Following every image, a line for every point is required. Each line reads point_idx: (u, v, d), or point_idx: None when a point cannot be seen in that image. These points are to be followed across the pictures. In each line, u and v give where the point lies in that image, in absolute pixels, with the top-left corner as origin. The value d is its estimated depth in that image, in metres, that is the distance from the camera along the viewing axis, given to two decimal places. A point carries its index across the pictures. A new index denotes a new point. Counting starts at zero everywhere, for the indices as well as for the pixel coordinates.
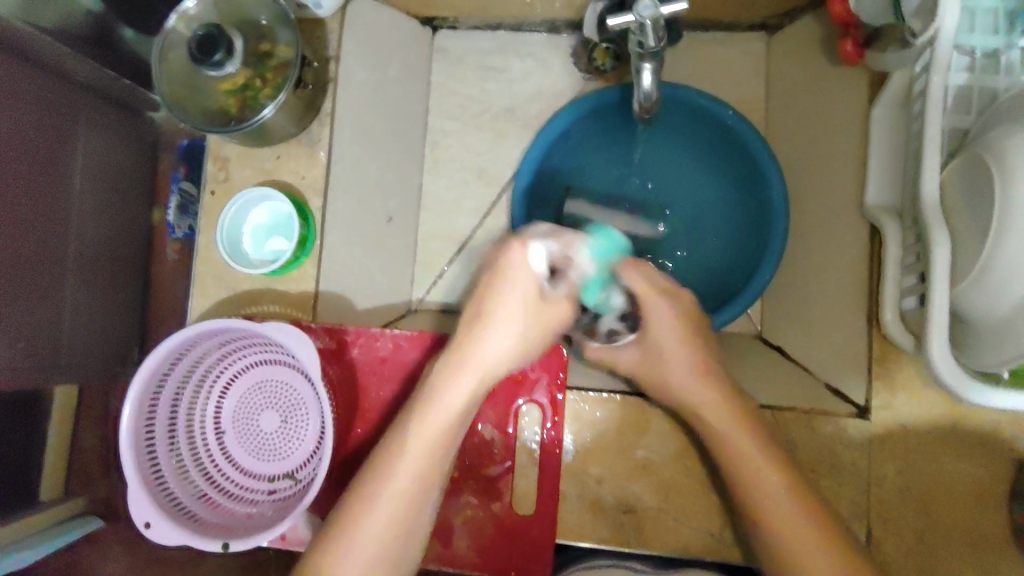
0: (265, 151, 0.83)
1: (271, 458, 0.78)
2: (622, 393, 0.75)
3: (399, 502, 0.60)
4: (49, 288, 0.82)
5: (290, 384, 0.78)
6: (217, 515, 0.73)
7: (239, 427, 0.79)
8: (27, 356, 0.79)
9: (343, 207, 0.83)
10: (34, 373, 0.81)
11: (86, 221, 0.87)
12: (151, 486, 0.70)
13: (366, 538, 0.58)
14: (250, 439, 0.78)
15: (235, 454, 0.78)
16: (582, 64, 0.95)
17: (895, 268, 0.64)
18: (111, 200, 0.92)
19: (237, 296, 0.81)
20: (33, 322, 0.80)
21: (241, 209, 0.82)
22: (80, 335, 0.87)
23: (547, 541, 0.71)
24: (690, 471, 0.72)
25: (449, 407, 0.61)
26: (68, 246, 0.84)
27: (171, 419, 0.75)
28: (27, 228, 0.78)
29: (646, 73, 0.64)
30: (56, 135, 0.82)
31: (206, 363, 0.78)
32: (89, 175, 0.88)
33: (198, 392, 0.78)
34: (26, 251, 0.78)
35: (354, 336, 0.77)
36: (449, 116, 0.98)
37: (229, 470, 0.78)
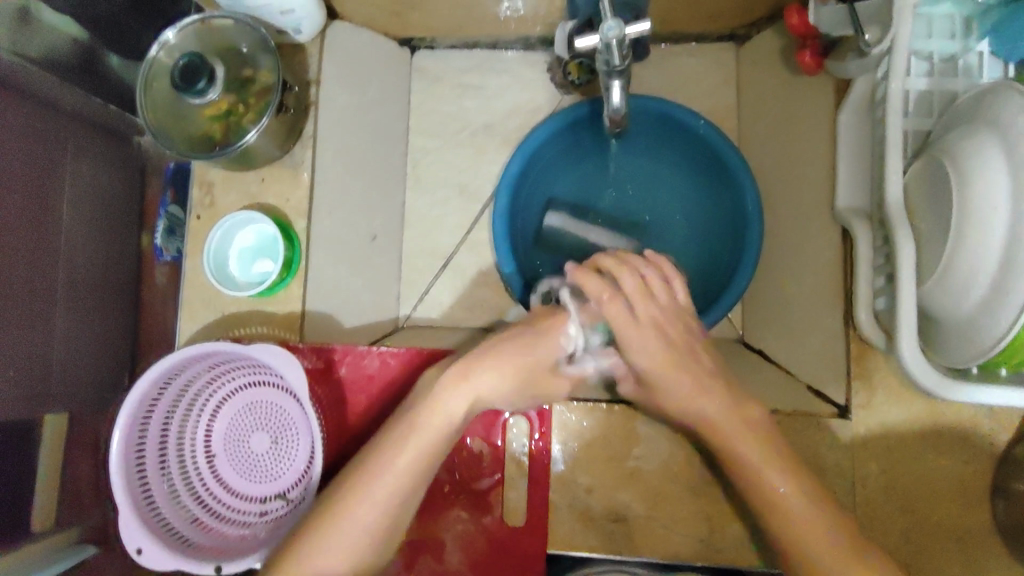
0: (250, 175, 0.84)
1: (262, 480, 0.78)
2: (608, 401, 0.75)
3: (386, 506, 0.63)
4: (38, 316, 0.83)
5: (279, 405, 0.79)
6: (210, 539, 0.74)
7: (230, 450, 0.79)
8: (16, 386, 0.80)
9: (327, 228, 0.84)
10: (27, 399, 0.82)
11: (76, 248, 0.89)
12: (143, 512, 0.71)
13: (348, 531, 0.62)
14: (241, 461, 0.79)
15: (226, 477, 0.78)
16: (558, 78, 0.97)
17: (866, 269, 0.65)
18: (103, 226, 0.94)
19: (224, 319, 0.82)
20: (22, 352, 0.81)
21: (226, 233, 0.83)
22: (71, 361, 0.88)
23: (538, 551, 0.72)
24: (677, 477, 0.72)
25: (443, 417, 0.66)
26: (57, 277, 0.86)
27: (161, 444, 0.76)
28: (14, 257, 0.79)
29: (615, 89, 0.66)
30: (45, 165, 0.84)
31: (195, 387, 0.78)
32: (79, 203, 0.89)
33: (187, 416, 0.78)
34: (14, 280, 0.79)
35: (341, 355, 0.78)
36: (430, 134, 0.99)
37: (221, 493, 0.78)
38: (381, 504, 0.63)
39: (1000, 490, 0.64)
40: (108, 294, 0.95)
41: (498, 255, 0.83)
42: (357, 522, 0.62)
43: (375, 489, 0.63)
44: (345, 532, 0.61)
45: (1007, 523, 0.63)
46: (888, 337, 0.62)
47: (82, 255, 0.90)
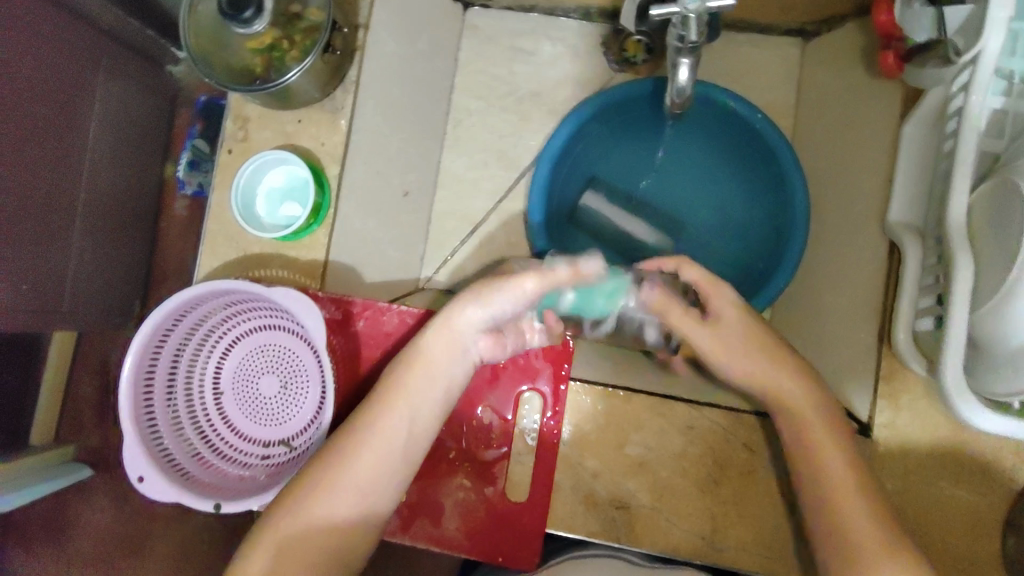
0: (286, 115, 0.82)
1: (268, 423, 0.77)
2: (626, 389, 0.74)
3: (388, 446, 0.63)
4: (58, 232, 0.87)
5: (292, 351, 0.78)
6: (209, 475, 0.73)
7: (238, 390, 0.78)
8: (27, 299, 0.84)
9: (361, 178, 0.83)
10: (36, 311, 0.86)
11: (101, 169, 0.94)
12: (147, 440, 0.70)
13: (358, 469, 0.62)
14: (248, 402, 0.78)
15: (232, 416, 0.77)
16: (610, 54, 0.93)
17: (910, 287, 0.63)
18: (128, 150, 1.00)
19: (245, 258, 0.80)
20: (35, 264, 0.84)
21: (257, 170, 0.82)
22: (87, 282, 0.96)
23: (537, 530, 0.71)
24: (686, 472, 0.71)
25: (428, 368, 0.65)
26: (79, 192, 0.89)
27: (171, 374, 0.75)
28: (37, 171, 0.81)
29: (683, 68, 0.63)
30: (75, 82, 0.84)
31: (208, 323, 0.77)
32: (105, 122, 0.91)
33: (199, 350, 0.77)
34: (36, 195, 0.82)
35: (360, 308, 0.77)
36: (475, 95, 0.96)
37: (225, 431, 0.77)
38: (380, 457, 0.62)
39: (1013, 525, 0.62)
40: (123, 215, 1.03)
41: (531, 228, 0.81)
42: (354, 474, 0.61)
43: (377, 429, 0.63)
44: (348, 482, 0.61)
45: (1016, 558, 0.62)
46: (929, 362, 0.60)
47: (101, 180, 0.94)
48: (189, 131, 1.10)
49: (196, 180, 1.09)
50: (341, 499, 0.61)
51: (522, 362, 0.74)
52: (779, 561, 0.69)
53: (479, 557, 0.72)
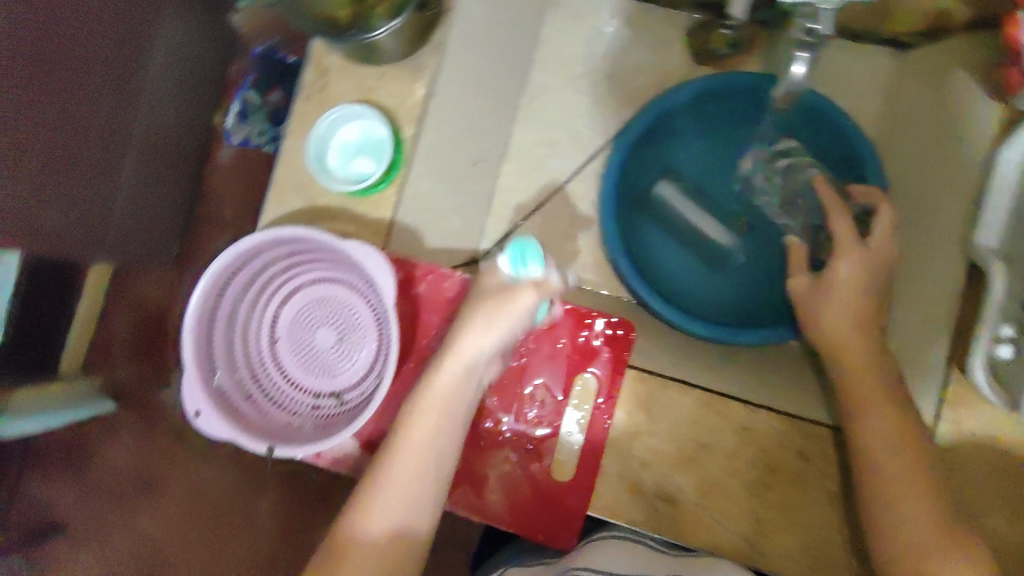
0: (367, 69, 0.82)
1: (320, 374, 0.77)
2: (685, 382, 0.73)
3: (424, 461, 0.63)
4: (116, 159, 1.04)
5: (352, 306, 0.78)
6: (261, 418, 0.73)
7: (294, 338, 0.78)
8: (79, 217, 0.99)
9: (432, 141, 0.84)
10: (89, 223, 1.02)
11: (155, 104, 1.11)
12: (206, 377, 0.70)
13: (399, 485, 0.62)
14: (304, 351, 0.78)
15: (285, 364, 0.78)
16: (689, 39, 0.91)
17: (991, 314, 0.63)
18: (178, 87, 1.17)
19: (312, 209, 0.81)
20: (99, 182, 1.01)
21: (333, 123, 0.81)
22: (134, 204, 1.13)
23: (579, 511, 0.72)
24: (736, 472, 0.71)
25: (446, 397, 0.65)
26: (135, 124, 1.06)
27: (232, 315, 0.76)
28: (96, 103, 0.95)
29: (799, 62, 0.61)
30: (142, 26, 1.01)
31: (273, 269, 0.77)
32: (165, 66, 1.10)
33: (259, 294, 0.77)
34: (100, 123, 0.97)
35: (423, 272, 0.77)
36: (553, 71, 0.93)
37: (277, 378, 0.77)
38: (419, 472, 0.62)
39: None
40: (174, 149, 1.23)
41: (602, 210, 0.79)
42: (396, 491, 0.62)
43: (409, 448, 0.63)
44: (390, 496, 0.61)
45: None
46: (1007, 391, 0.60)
47: (162, 114, 1.14)
48: (244, 80, 1.36)
49: (242, 132, 1.36)
50: (387, 518, 0.61)
51: (582, 344, 0.74)
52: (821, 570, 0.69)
53: (519, 531, 0.73)
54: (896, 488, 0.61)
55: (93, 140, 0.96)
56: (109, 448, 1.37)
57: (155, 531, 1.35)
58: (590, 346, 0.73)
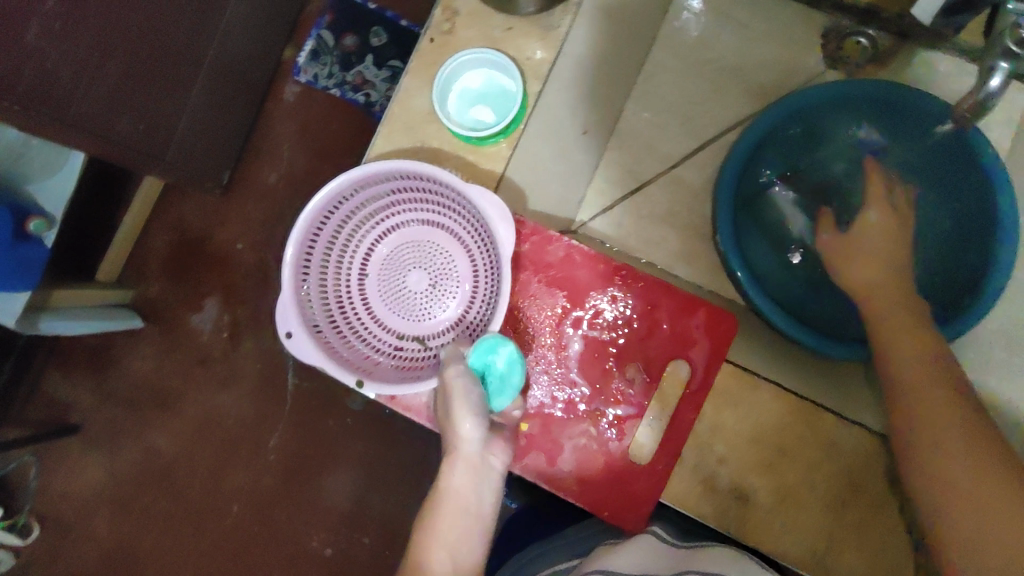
0: (497, 19, 0.80)
1: (406, 317, 0.77)
2: (776, 387, 0.72)
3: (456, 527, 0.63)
4: (188, 74, 1.03)
5: (450, 253, 0.77)
6: (347, 351, 0.72)
7: (384, 276, 0.77)
8: (148, 128, 0.99)
9: (552, 101, 0.81)
10: (156, 133, 1.02)
11: (232, 25, 1.10)
12: (301, 298, 0.69)
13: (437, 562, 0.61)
14: (392, 291, 0.77)
15: (371, 300, 0.77)
16: (830, 47, 0.89)
17: None
18: (253, 13, 1.17)
19: (421, 151, 0.79)
20: (169, 94, 1.00)
21: (459, 68, 0.79)
22: (196, 122, 1.12)
23: (650, 496, 0.70)
24: (813, 484, 0.70)
25: (457, 492, 0.64)
26: (211, 44, 1.06)
27: (331, 240, 0.74)
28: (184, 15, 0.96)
29: (997, 75, 0.60)
30: None
31: (381, 201, 0.75)
32: None
33: (360, 224, 0.76)
34: (181, 34, 0.97)
35: (529, 232, 0.74)
36: (673, 54, 0.93)
37: (363, 313, 0.76)
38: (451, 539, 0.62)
39: None
40: (243, 76, 1.23)
41: (720, 193, 0.81)
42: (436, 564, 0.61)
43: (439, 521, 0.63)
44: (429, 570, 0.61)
45: None
46: None
47: (235, 40, 1.14)
48: (319, 20, 1.33)
49: (312, 71, 1.34)
50: None
51: (682, 331, 0.72)
52: None
53: (585, 505, 0.71)
54: None
55: (170, 55, 0.97)
56: (133, 359, 1.36)
57: (166, 447, 1.34)
58: (691, 333, 0.72)
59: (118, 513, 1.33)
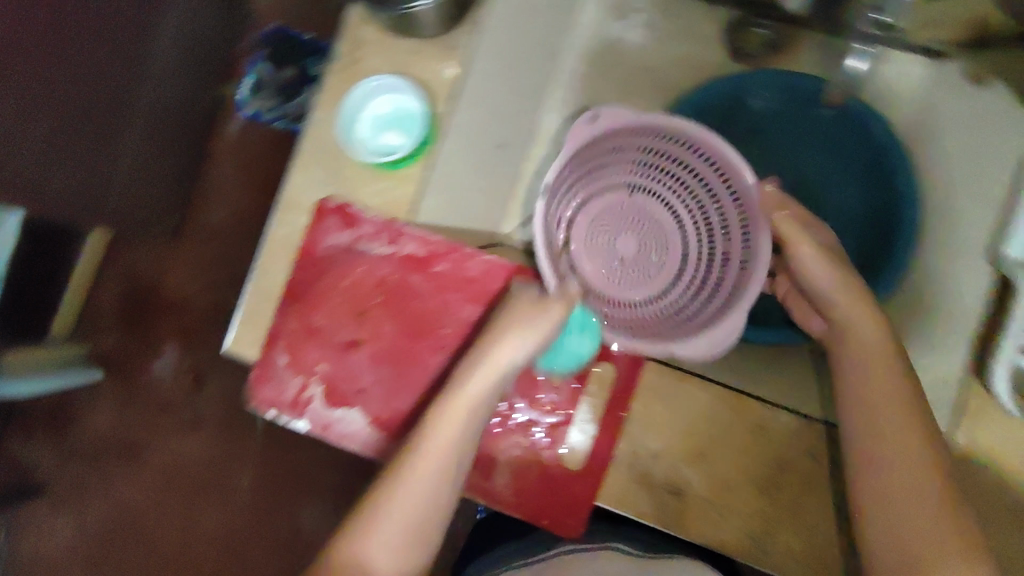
0: (403, 43, 0.79)
1: (620, 271, 0.91)
2: (701, 377, 0.72)
3: (422, 494, 0.62)
4: (119, 126, 1.04)
5: (659, 223, 0.91)
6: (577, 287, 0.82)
7: (598, 229, 0.91)
8: (79, 183, 1.00)
9: (465, 120, 0.80)
10: (90, 188, 1.02)
11: (162, 75, 1.11)
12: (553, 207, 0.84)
13: (394, 522, 0.61)
14: (607, 246, 0.91)
15: (579, 241, 0.91)
16: (729, 37, 0.91)
17: None
18: (184, 60, 1.18)
19: (337, 180, 0.78)
20: (99, 147, 1.01)
21: (365, 96, 0.78)
22: (133, 172, 1.12)
23: (585, 500, 0.71)
24: (746, 470, 0.70)
25: (444, 448, 0.63)
26: (140, 95, 1.07)
27: (586, 187, 0.89)
28: (107, 69, 0.97)
29: None
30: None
31: (618, 197, 0.91)
32: (173, 38, 1.11)
33: (581, 177, 0.87)
34: (103, 89, 0.98)
35: (446, 251, 0.75)
36: (584, 59, 0.94)
37: (580, 256, 0.90)
38: (419, 502, 0.62)
39: None
40: (180, 122, 1.23)
41: None
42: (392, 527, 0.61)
43: (407, 485, 0.62)
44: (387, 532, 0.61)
45: None
46: None
47: (166, 88, 1.14)
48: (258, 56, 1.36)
49: (255, 105, 1.35)
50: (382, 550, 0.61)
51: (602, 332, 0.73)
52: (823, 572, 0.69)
53: (522, 516, 0.72)
54: (909, 497, 0.62)
55: (95, 110, 0.98)
56: (89, 413, 1.37)
57: (130, 498, 1.35)
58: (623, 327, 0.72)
59: (92, 571, 1.34)
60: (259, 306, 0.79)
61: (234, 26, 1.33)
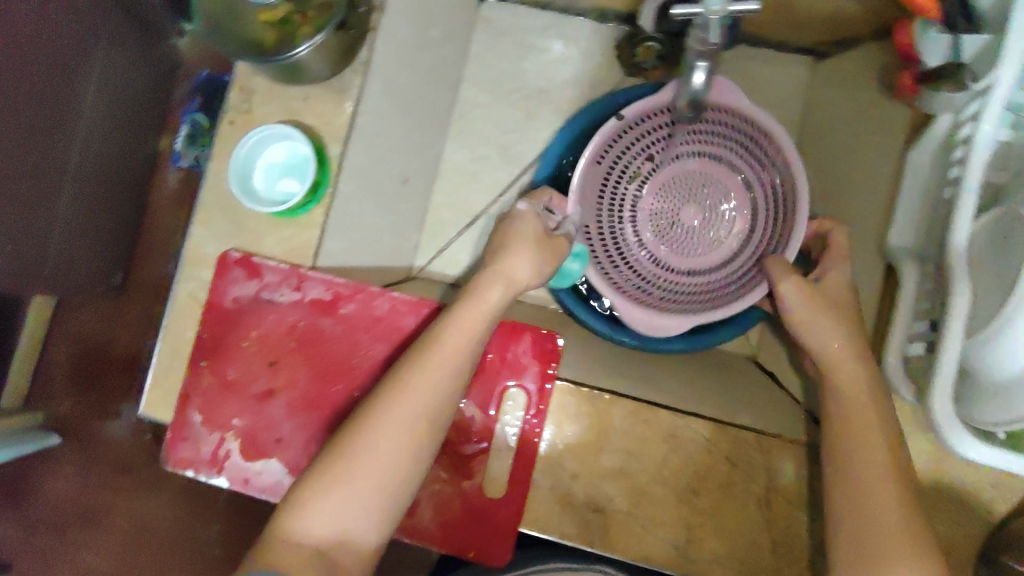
0: (294, 90, 0.79)
1: (672, 249, 0.90)
2: (612, 393, 0.73)
3: (390, 453, 0.61)
4: (51, 192, 1.02)
5: (730, 202, 0.89)
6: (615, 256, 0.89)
7: (653, 204, 0.90)
8: (11, 254, 0.97)
9: (359, 161, 0.80)
10: (22, 257, 1.00)
11: (95, 135, 1.09)
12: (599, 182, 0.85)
13: (352, 484, 0.60)
14: (663, 222, 0.90)
15: (634, 215, 0.90)
16: (624, 56, 0.92)
17: (904, 314, 0.65)
18: (118, 119, 1.16)
19: (240, 232, 0.78)
20: (31, 215, 0.99)
21: (259, 144, 0.80)
22: (71, 237, 1.10)
23: (510, 527, 0.71)
24: (665, 480, 0.71)
25: (417, 403, 0.63)
26: (72, 158, 1.04)
27: (639, 158, 0.88)
28: (31, 137, 0.95)
29: (699, 71, 0.59)
30: (81, 56, 1.01)
31: (698, 163, 0.89)
32: (104, 96, 1.09)
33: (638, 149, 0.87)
34: (27, 160, 0.95)
35: (351, 292, 0.76)
36: (481, 88, 0.98)
37: (630, 230, 0.90)
38: (382, 462, 0.61)
39: (987, 558, 0.65)
40: (118, 182, 1.22)
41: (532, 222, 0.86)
42: (352, 491, 0.59)
43: (371, 444, 0.61)
44: (345, 495, 0.59)
45: None
46: (919, 388, 0.62)
47: (100, 148, 1.12)
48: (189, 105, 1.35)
49: (192, 154, 1.32)
50: (331, 518, 0.59)
51: (510, 357, 0.74)
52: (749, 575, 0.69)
53: (449, 551, 0.72)
54: None
55: (22, 178, 0.95)
56: (48, 481, 1.30)
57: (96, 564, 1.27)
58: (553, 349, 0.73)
59: None
60: (172, 366, 0.78)
61: (165, 77, 1.30)
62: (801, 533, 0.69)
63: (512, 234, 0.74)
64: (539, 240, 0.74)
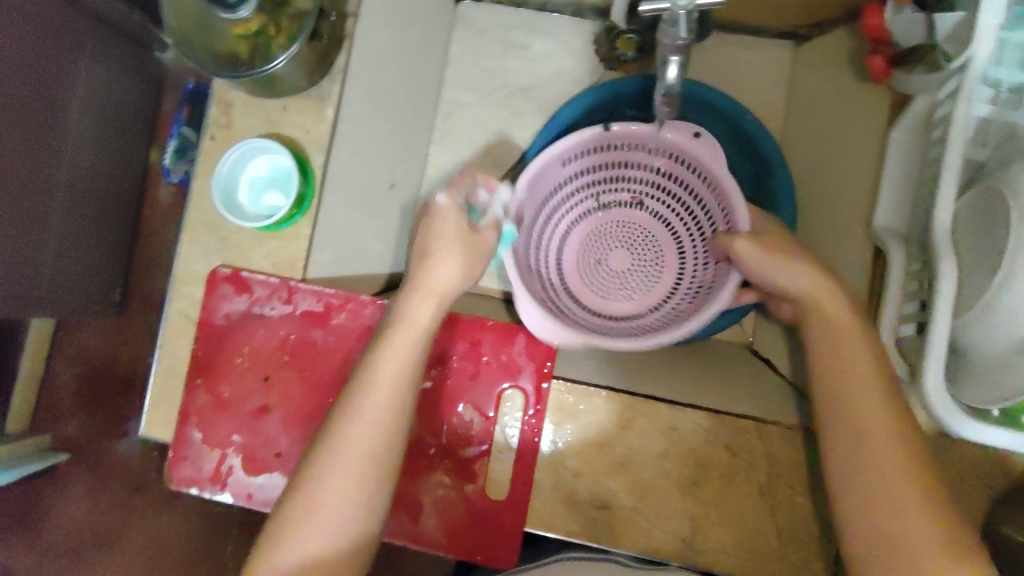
0: (270, 102, 0.79)
1: (589, 282, 0.91)
2: (610, 388, 0.73)
3: (370, 441, 0.61)
4: (44, 211, 1.02)
5: (659, 262, 0.91)
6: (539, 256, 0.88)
7: (594, 236, 0.92)
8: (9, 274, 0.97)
9: (346, 168, 0.80)
10: (20, 277, 1.00)
11: (84, 153, 1.09)
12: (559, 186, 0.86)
13: (341, 475, 0.60)
14: (596, 256, 0.92)
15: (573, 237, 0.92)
16: (602, 49, 0.93)
17: (894, 296, 0.65)
18: (107, 137, 1.16)
19: (227, 247, 0.78)
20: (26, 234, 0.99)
21: (241, 158, 0.80)
22: (67, 256, 1.10)
23: (517, 528, 0.71)
24: (668, 473, 0.71)
25: (389, 387, 0.63)
26: (63, 177, 1.04)
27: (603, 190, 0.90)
28: (19, 162, 0.95)
29: (673, 66, 0.60)
30: (66, 75, 1.01)
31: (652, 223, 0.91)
32: (92, 114, 1.09)
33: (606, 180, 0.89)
34: (16, 181, 0.95)
35: (342, 302, 0.76)
36: (464, 88, 0.97)
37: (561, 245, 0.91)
38: (365, 451, 0.60)
39: (990, 533, 0.64)
40: (111, 199, 1.22)
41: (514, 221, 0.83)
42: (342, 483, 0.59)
43: (352, 435, 0.61)
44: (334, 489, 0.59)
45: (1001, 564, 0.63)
46: (913, 368, 0.62)
47: (91, 166, 1.13)
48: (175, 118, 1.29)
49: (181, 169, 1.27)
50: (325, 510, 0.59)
51: (506, 360, 0.74)
52: (756, 564, 0.69)
53: (456, 555, 0.72)
54: None
55: (12, 200, 0.95)
56: None
57: None
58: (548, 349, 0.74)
59: None
60: (168, 386, 0.78)
61: (153, 92, 1.30)
62: (806, 520, 0.69)
63: (437, 220, 0.69)
64: (458, 238, 0.68)
